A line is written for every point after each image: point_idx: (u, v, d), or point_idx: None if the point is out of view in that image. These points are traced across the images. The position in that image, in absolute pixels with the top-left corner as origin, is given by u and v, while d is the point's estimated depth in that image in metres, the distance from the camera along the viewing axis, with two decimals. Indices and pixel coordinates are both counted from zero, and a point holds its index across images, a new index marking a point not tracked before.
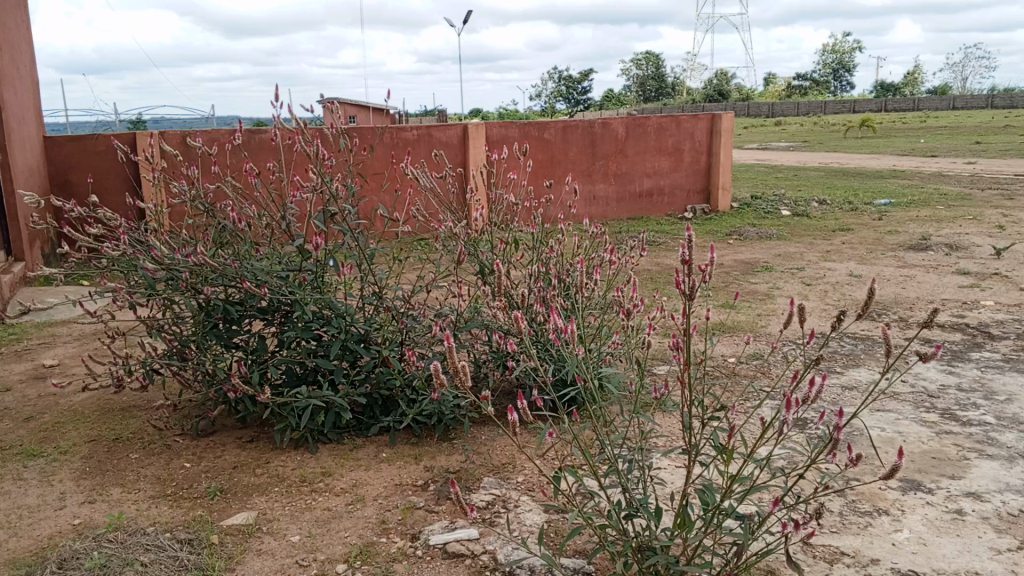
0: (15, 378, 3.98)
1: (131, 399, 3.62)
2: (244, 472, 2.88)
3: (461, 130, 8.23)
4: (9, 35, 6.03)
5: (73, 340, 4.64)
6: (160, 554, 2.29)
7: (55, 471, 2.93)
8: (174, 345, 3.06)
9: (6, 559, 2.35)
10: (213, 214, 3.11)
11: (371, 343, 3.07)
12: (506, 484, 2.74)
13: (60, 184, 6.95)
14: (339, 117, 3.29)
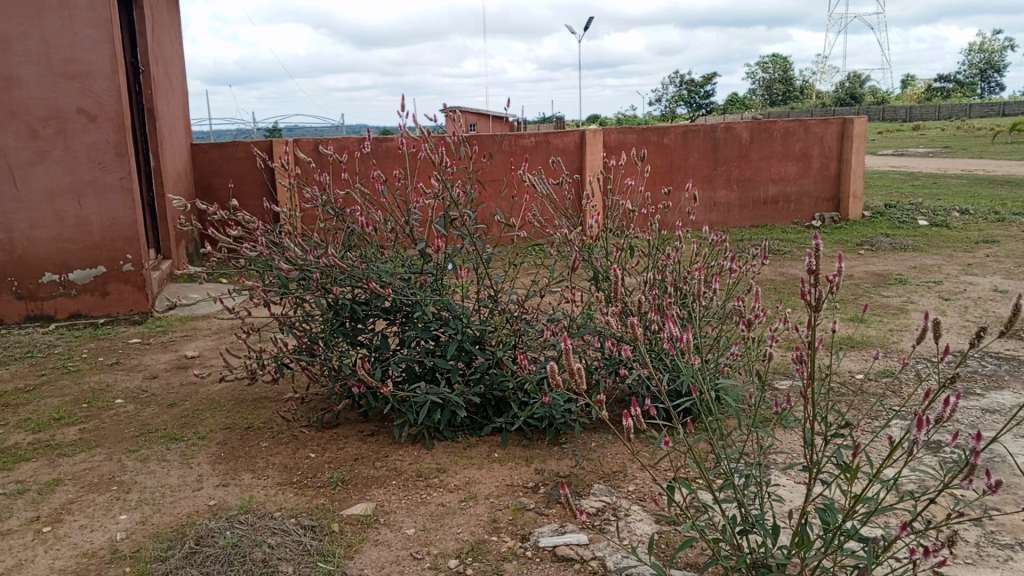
0: (162, 367, 4.32)
1: (263, 390, 3.85)
2: (364, 464, 3.00)
3: (578, 136, 8.24)
4: (164, 51, 6.55)
5: (212, 333, 4.98)
6: (286, 538, 2.42)
7: (194, 454, 3.15)
8: (304, 341, 3.23)
9: (151, 533, 2.55)
10: (343, 218, 3.26)
11: (486, 345, 3.12)
12: (616, 492, 2.72)
13: (205, 188, 7.47)
14: (461, 125, 3.36)
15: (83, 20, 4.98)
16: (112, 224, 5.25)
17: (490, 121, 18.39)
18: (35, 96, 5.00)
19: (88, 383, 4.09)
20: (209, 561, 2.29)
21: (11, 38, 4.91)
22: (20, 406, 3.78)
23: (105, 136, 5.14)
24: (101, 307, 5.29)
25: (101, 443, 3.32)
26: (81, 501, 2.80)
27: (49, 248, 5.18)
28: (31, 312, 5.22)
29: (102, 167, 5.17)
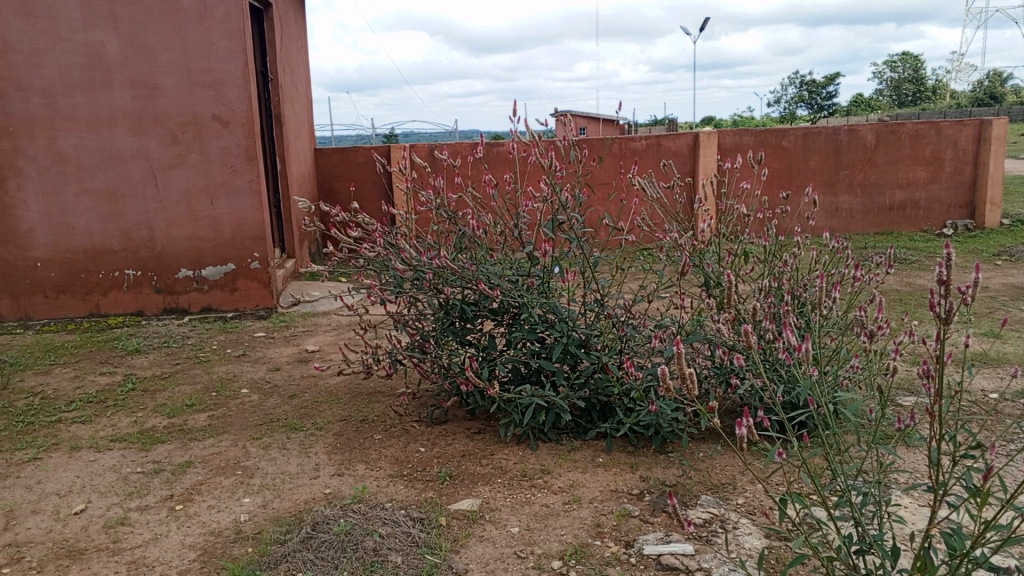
0: (284, 360, 4.56)
1: (377, 385, 3.99)
2: (470, 461, 3.06)
3: (692, 139, 8.09)
4: (291, 59, 6.89)
5: (331, 329, 5.21)
6: (396, 529, 2.50)
7: (312, 444, 3.31)
8: (416, 339, 3.32)
9: (272, 516, 2.70)
10: (455, 221, 3.34)
11: (592, 349, 3.12)
12: (724, 504, 2.66)
13: (327, 191, 7.82)
14: (572, 128, 3.35)
15: (219, 32, 5.31)
16: (241, 224, 5.57)
17: (600, 124, 18.28)
18: (176, 104, 5.37)
19: (217, 372, 4.36)
20: (324, 547, 2.40)
21: (157, 50, 5.30)
22: (158, 392, 4.08)
23: (237, 141, 5.46)
24: (230, 302, 5.63)
25: (228, 429, 3.53)
26: (209, 483, 2.99)
27: (185, 246, 5.56)
28: (168, 305, 5.62)
29: (233, 170, 5.49)
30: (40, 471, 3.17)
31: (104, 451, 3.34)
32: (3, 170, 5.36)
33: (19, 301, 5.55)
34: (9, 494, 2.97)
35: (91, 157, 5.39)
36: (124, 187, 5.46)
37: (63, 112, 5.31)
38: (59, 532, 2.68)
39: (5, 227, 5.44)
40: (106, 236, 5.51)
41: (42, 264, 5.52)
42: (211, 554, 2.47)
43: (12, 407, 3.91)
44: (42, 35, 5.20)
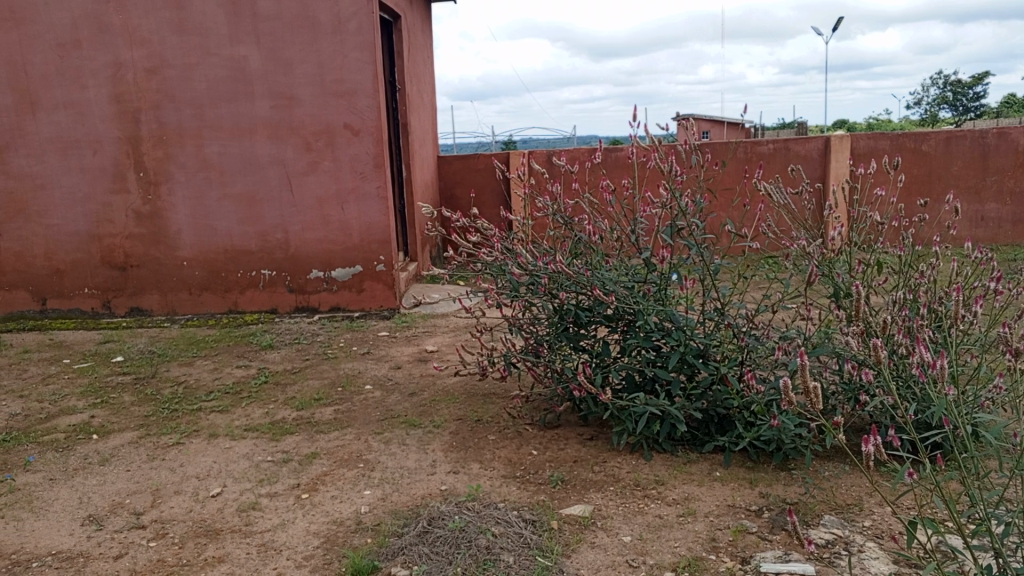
0: (404, 359, 4.71)
1: (493, 386, 4.06)
2: (583, 466, 3.06)
3: (822, 143, 7.76)
4: (417, 68, 7.10)
5: (449, 331, 5.34)
6: (509, 529, 2.54)
7: (429, 441, 3.40)
8: (530, 343, 3.35)
9: (390, 509, 2.80)
10: (571, 226, 3.35)
11: (710, 359, 3.05)
12: (849, 526, 2.54)
13: (448, 197, 8.02)
14: (693, 132, 3.27)
15: (351, 44, 5.54)
16: (368, 228, 5.79)
17: (723, 128, 17.84)
18: (310, 114, 5.66)
19: (343, 368, 4.57)
20: (439, 542, 2.47)
21: (294, 63, 5.60)
22: (288, 385, 4.32)
23: (366, 148, 5.69)
24: (357, 303, 5.89)
25: (351, 423, 3.69)
26: (333, 474, 3.13)
27: (316, 248, 5.85)
28: (299, 304, 5.93)
29: (362, 177, 5.72)
30: (182, 454, 3.42)
31: (239, 439, 3.57)
32: (156, 176, 5.82)
33: (168, 297, 6.01)
34: (156, 475, 3.22)
35: (233, 163, 5.77)
36: (262, 192, 5.80)
37: (210, 122, 5.72)
38: (198, 512, 2.88)
39: (157, 229, 5.91)
40: (244, 238, 5.88)
41: (188, 263, 5.95)
42: (334, 542, 2.59)
43: (160, 394, 4.24)
44: (193, 51, 5.61)
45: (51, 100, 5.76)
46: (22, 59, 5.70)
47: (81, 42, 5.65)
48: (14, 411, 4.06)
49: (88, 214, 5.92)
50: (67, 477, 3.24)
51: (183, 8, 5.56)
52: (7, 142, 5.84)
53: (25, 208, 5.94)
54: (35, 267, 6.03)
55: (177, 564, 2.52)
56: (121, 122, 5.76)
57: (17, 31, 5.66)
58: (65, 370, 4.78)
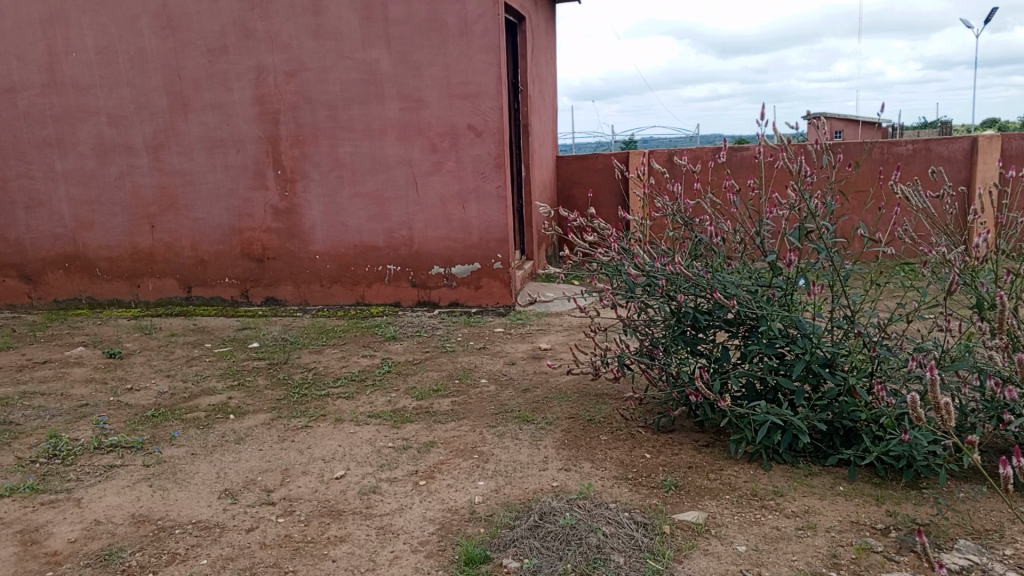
0: (519, 355, 4.77)
1: (605, 387, 4.05)
2: (698, 473, 3.01)
3: (969, 143, 7.26)
4: (540, 69, 7.17)
5: (563, 329, 5.36)
6: (620, 529, 2.53)
7: (542, 437, 3.43)
8: (646, 345, 3.31)
9: (503, 501, 2.85)
10: (692, 227, 3.30)
11: (838, 369, 2.92)
12: (987, 553, 2.37)
13: (566, 196, 8.05)
14: (826, 131, 3.12)
15: (478, 47, 5.64)
16: (487, 227, 5.90)
17: (857, 127, 16.97)
18: (437, 115, 5.82)
19: (460, 362, 4.68)
20: (550, 537, 2.50)
21: (422, 65, 5.77)
22: (409, 375, 4.47)
23: (488, 149, 5.79)
24: (475, 299, 6.01)
25: (467, 415, 3.78)
26: (449, 463, 3.22)
27: (439, 246, 6.01)
28: (421, 298, 6.12)
29: (484, 177, 5.83)
30: (310, 437, 3.61)
31: (363, 425, 3.73)
32: (293, 174, 6.16)
33: (300, 288, 6.35)
34: (285, 454, 3.42)
35: (363, 163, 6.02)
36: (389, 191, 6.02)
37: (342, 123, 5.99)
38: (324, 492, 3.03)
39: (291, 223, 6.25)
40: (372, 234, 6.12)
41: (320, 256, 6.26)
42: (448, 530, 2.67)
43: (291, 379, 4.49)
44: (328, 54, 5.89)
45: (201, 102, 6.19)
46: (177, 64, 6.16)
47: (229, 48, 6.04)
48: (163, 389, 4.40)
49: (231, 209, 6.34)
50: (207, 452, 3.49)
51: (320, 14, 5.84)
52: (162, 141, 6.33)
53: (176, 202, 6.42)
54: (183, 257, 6.50)
55: (303, 540, 2.66)
56: (262, 122, 6.12)
57: (173, 37, 6.12)
58: (207, 353, 5.15)
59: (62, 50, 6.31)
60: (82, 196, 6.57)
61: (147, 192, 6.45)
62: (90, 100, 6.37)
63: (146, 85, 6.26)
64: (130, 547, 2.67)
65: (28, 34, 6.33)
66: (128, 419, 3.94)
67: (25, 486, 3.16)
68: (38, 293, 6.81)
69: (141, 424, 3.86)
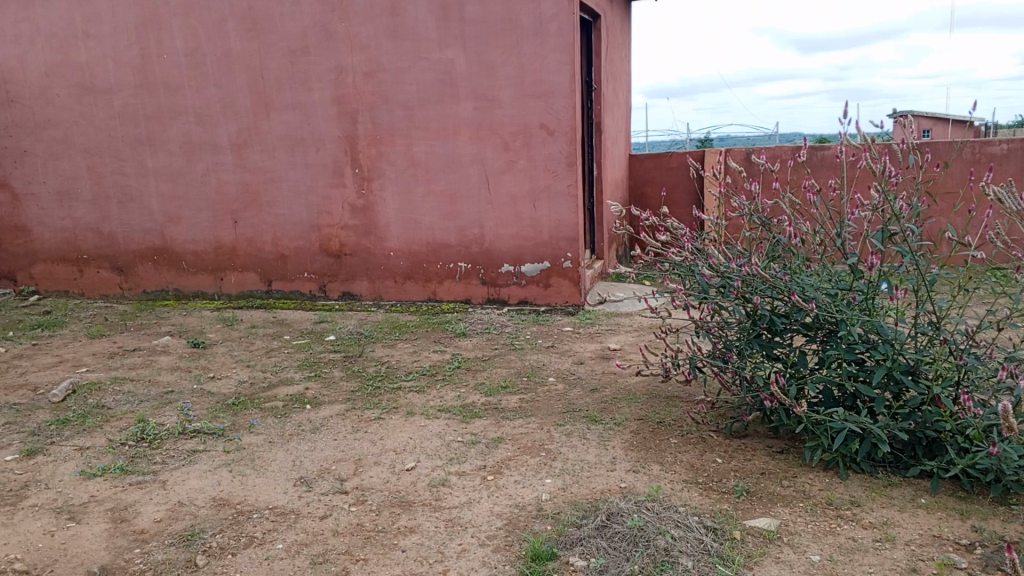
0: (588, 354, 4.76)
1: (676, 389, 4.00)
2: (771, 479, 2.94)
3: None
4: (614, 68, 7.12)
5: (633, 330, 5.32)
6: (688, 533, 2.50)
7: (610, 438, 3.42)
8: (719, 347, 3.25)
9: (570, 499, 2.85)
10: (769, 228, 3.23)
11: (921, 376, 2.81)
12: None
13: (638, 195, 7.99)
14: (913, 130, 3.00)
15: (552, 46, 5.65)
16: (559, 226, 5.90)
17: (948, 126, 16.25)
18: (510, 114, 5.86)
19: (528, 360, 4.70)
20: (617, 537, 2.49)
21: (497, 65, 5.82)
22: (478, 372, 4.52)
23: (560, 148, 5.79)
24: (544, 297, 6.03)
25: (535, 413, 3.79)
26: (517, 459, 3.24)
27: (509, 244, 6.05)
28: (491, 296, 6.16)
29: (556, 176, 5.83)
30: (382, 429, 3.69)
31: (433, 419, 3.79)
32: (369, 172, 6.29)
33: (374, 283, 6.48)
34: (358, 445, 3.50)
35: (437, 161, 6.11)
36: (462, 190, 6.09)
37: (417, 122, 6.09)
38: (394, 482, 3.09)
39: (367, 221, 6.39)
40: (444, 231, 6.20)
41: (393, 253, 6.37)
42: (515, 525, 2.69)
43: (365, 372, 4.60)
44: (405, 55, 5.99)
45: (283, 102, 6.39)
46: (261, 65, 6.37)
47: (310, 49, 6.21)
48: (243, 378, 4.57)
49: (310, 206, 6.52)
50: (284, 440, 3.60)
51: (398, 15, 5.95)
52: (246, 139, 6.56)
53: (258, 198, 6.64)
54: (264, 252, 6.72)
55: (374, 529, 2.73)
56: (341, 122, 6.28)
57: (258, 39, 6.33)
58: (286, 345, 5.31)
59: (155, 52, 6.61)
60: (171, 192, 6.87)
61: (231, 189, 6.69)
62: (180, 100, 6.65)
63: (232, 86, 6.49)
64: (211, 529, 2.78)
65: (124, 37, 6.65)
66: (211, 406, 4.10)
67: (116, 467, 3.33)
68: (129, 284, 7.15)
69: (223, 412, 4.01)
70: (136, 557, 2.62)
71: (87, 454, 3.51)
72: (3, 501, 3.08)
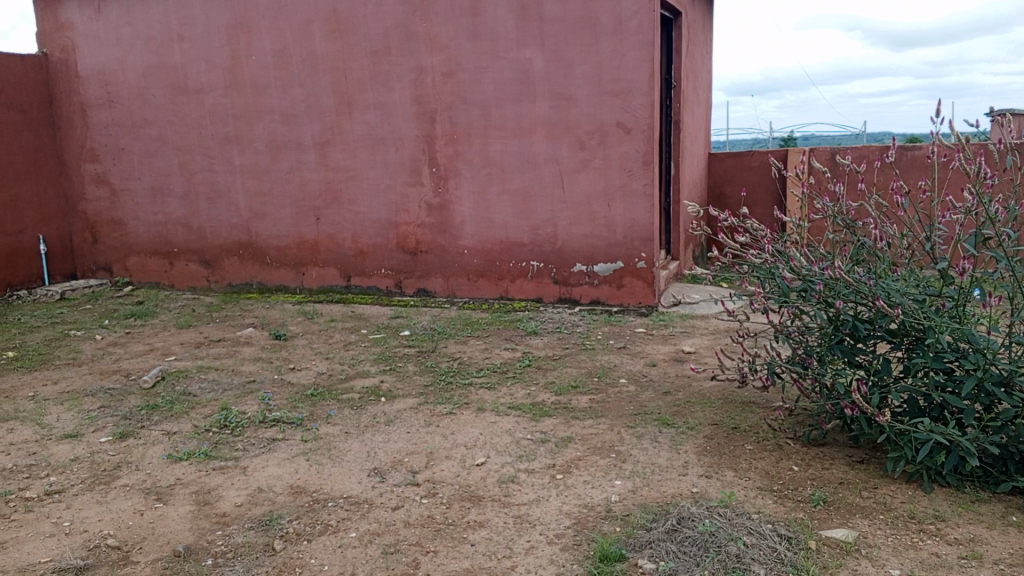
0: (660, 356, 4.70)
1: (752, 394, 3.91)
2: (850, 490, 2.85)
3: None
4: (694, 66, 7.01)
5: (708, 333, 5.23)
6: (761, 541, 2.45)
7: (682, 442, 3.37)
8: (798, 353, 3.17)
9: (640, 502, 2.83)
10: (854, 230, 3.13)
11: (1016, 389, 2.67)
12: None
13: (717, 195, 7.85)
14: (1012, 130, 2.86)
15: (631, 44, 5.60)
16: (633, 226, 5.85)
17: None
18: (587, 113, 5.84)
19: (600, 360, 4.68)
20: (687, 542, 2.46)
21: (574, 64, 5.81)
22: (549, 371, 4.52)
23: (637, 147, 5.73)
24: (617, 298, 5.99)
25: (605, 414, 3.77)
26: (586, 460, 3.24)
27: (583, 244, 6.03)
28: (563, 295, 6.16)
29: (631, 175, 5.78)
30: (454, 423, 3.74)
31: (503, 416, 3.82)
32: (446, 171, 6.38)
33: (448, 281, 6.56)
34: (430, 439, 3.56)
35: (513, 160, 6.14)
36: (536, 189, 6.10)
37: (494, 122, 6.13)
38: (465, 477, 3.13)
39: (443, 219, 6.47)
40: (518, 230, 6.23)
41: (468, 251, 6.44)
42: (583, 525, 2.68)
43: (438, 367, 4.67)
44: (484, 54, 6.05)
45: (365, 102, 6.54)
46: (344, 65, 6.54)
47: (391, 49, 6.34)
48: (321, 370, 4.70)
49: (388, 204, 6.65)
50: (360, 432, 3.69)
51: (477, 15, 6.00)
52: (328, 138, 6.74)
53: (339, 196, 6.81)
54: (343, 248, 6.89)
55: (444, 522, 2.77)
56: (419, 121, 6.38)
57: (342, 41, 6.49)
58: (363, 338, 5.44)
59: (244, 54, 6.86)
60: (257, 189, 7.11)
61: (313, 186, 6.89)
62: (266, 100, 6.89)
63: (316, 86, 6.68)
64: (288, 515, 2.88)
65: (216, 40, 6.93)
66: (291, 396, 4.24)
67: (200, 452, 3.48)
68: (216, 277, 7.44)
69: (302, 402, 4.14)
70: (218, 539, 2.73)
71: (175, 438, 3.67)
72: (96, 480, 3.26)
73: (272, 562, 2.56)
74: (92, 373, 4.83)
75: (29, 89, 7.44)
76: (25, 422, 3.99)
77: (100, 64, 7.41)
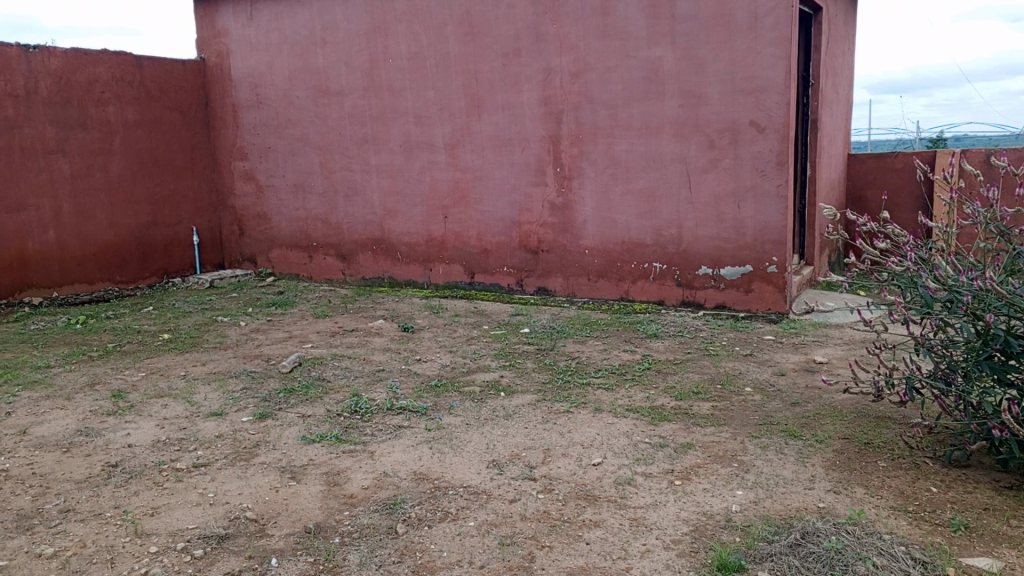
0: (789, 366, 4.53)
1: (888, 409, 3.71)
2: (996, 517, 2.65)
3: None
4: (835, 63, 6.70)
5: (842, 343, 4.99)
6: (893, 563, 2.33)
7: (809, 455, 3.25)
8: (941, 368, 2.96)
9: (761, 514, 2.75)
10: (1009, 238, 2.91)
11: None
12: None
13: (856, 198, 7.47)
14: None
15: (767, 41, 5.43)
16: (764, 228, 5.66)
17: None
18: (717, 112, 5.70)
19: (724, 366, 4.56)
20: (811, 558, 2.38)
21: (706, 61, 5.68)
22: (670, 375, 4.46)
23: (770, 146, 5.54)
24: (744, 303, 5.82)
25: (728, 422, 3.68)
26: (706, 467, 3.17)
27: (708, 246, 5.90)
28: (686, 298, 6.05)
29: (763, 176, 5.60)
30: (571, 422, 3.76)
31: (621, 417, 3.80)
32: (571, 171, 6.40)
33: (569, 280, 6.58)
34: (548, 435, 3.60)
35: (639, 160, 6.09)
36: (663, 189, 6.02)
37: (621, 122, 6.10)
38: (581, 476, 3.14)
39: (566, 219, 6.50)
40: (642, 231, 6.16)
41: (590, 251, 6.44)
42: (701, 532, 2.64)
43: (557, 365, 4.71)
44: (613, 54, 6.03)
45: (494, 103, 6.66)
46: (475, 67, 6.69)
47: (521, 51, 6.42)
48: (445, 363, 4.84)
49: (512, 203, 6.75)
50: (480, 424, 3.77)
51: (608, 15, 5.99)
52: (458, 139, 6.92)
53: (467, 195, 6.98)
54: (469, 245, 7.06)
55: (560, 518, 2.79)
56: (546, 121, 6.44)
57: (473, 43, 6.65)
58: (484, 334, 5.55)
59: (381, 57, 7.14)
60: (390, 186, 7.40)
61: (442, 185, 7.10)
62: (401, 101, 7.15)
63: (448, 87, 6.87)
64: (411, 500, 2.99)
65: (355, 44, 7.26)
66: (416, 386, 4.39)
67: (332, 435, 3.67)
68: (350, 270, 7.80)
69: (427, 392, 4.28)
70: (345, 518, 2.88)
71: (309, 421, 3.89)
72: (238, 456, 3.50)
73: (395, 545, 2.67)
74: (236, 357, 5.19)
75: (189, 92, 8.06)
76: (177, 399, 4.34)
77: (251, 68, 7.93)
